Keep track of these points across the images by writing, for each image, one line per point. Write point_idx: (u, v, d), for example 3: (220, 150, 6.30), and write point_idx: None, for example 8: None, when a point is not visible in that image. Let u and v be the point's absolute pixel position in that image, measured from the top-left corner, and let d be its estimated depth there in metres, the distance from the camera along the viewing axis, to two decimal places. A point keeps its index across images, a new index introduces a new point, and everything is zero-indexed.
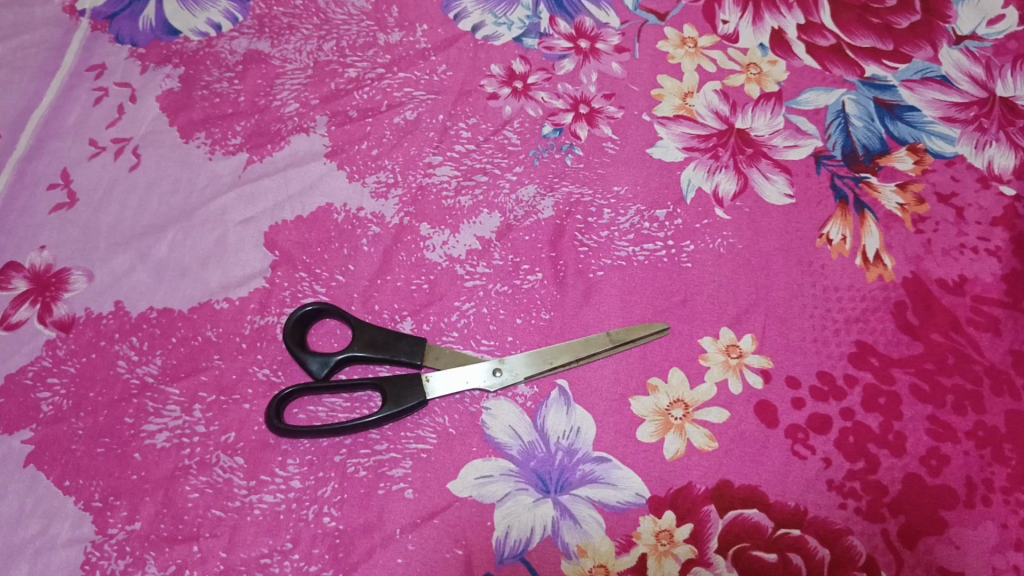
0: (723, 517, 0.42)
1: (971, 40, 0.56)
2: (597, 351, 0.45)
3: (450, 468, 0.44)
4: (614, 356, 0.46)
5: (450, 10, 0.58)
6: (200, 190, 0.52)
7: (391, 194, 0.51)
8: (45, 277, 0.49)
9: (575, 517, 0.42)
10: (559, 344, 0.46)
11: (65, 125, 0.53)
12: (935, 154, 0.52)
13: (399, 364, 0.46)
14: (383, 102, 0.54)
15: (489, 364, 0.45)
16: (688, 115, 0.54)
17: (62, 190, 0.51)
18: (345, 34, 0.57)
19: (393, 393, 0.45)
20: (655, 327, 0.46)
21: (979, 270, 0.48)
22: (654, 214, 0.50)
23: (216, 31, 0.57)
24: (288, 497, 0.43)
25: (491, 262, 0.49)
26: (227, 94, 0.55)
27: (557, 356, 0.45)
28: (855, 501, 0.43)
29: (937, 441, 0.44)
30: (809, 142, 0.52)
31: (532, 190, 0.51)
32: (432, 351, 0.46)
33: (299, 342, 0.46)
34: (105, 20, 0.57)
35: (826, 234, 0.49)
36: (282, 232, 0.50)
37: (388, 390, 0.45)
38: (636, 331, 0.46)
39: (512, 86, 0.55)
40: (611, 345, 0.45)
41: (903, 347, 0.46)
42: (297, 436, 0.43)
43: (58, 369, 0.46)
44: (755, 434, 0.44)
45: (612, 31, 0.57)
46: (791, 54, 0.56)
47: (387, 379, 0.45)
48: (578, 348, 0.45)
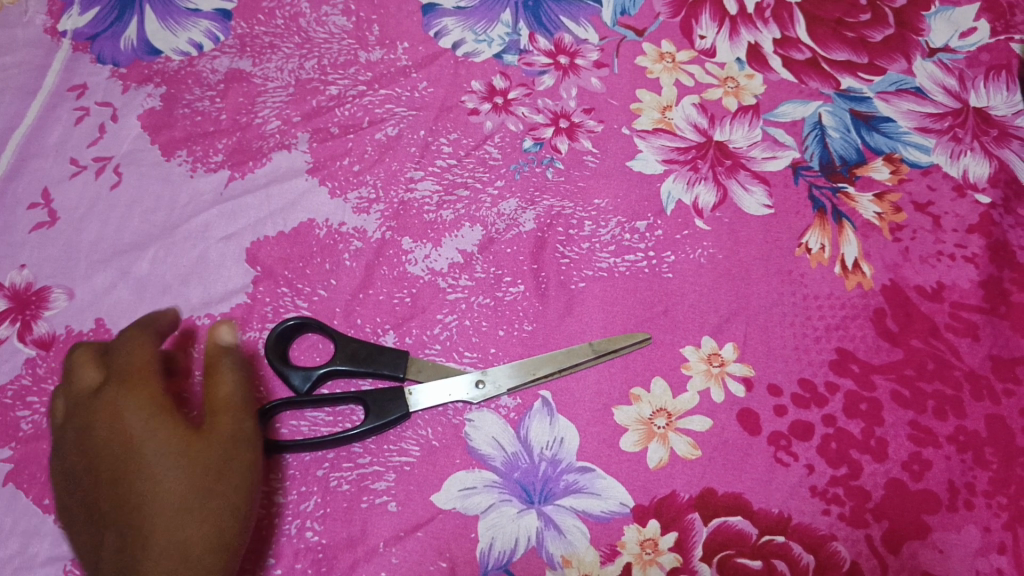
0: (708, 525, 0.42)
1: (944, 53, 0.57)
2: (579, 362, 0.45)
3: (434, 480, 0.43)
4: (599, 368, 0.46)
5: (431, 28, 0.58)
6: (182, 207, 0.52)
7: (372, 209, 0.51)
8: (25, 295, 0.49)
9: (560, 527, 0.42)
10: (541, 354, 0.46)
11: (46, 144, 0.54)
12: (912, 163, 0.53)
13: (380, 376, 0.46)
14: (365, 119, 0.55)
15: (474, 376, 0.45)
16: (667, 127, 0.54)
17: (43, 209, 0.52)
18: (326, 52, 0.57)
19: (376, 405, 0.45)
20: (640, 336, 0.46)
21: (957, 277, 0.49)
22: (635, 226, 0.51)
23: (198, 51, 0.57)
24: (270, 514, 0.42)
25: (473, 275, 0.49)
26: (209, 112, 0.55)
27: (539, 368, 0.45)
28: (839, 507, 0.43)
29: (919, 446, 0.44)
30: (787, 153, 0.53)
31: (514, 204, 0.52)
32: (415, 364, 0.46)
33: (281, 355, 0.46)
34: (86, 41, 0.57)
35: (805, 243, 0.50)
36: (264, 247, 0.50)
37: (371, 403, 0.45)
38: (619, 341, 0.46)
39: (492, 102, 0.55)
40: (594, 355, 0.46)
41: (883, 354, 0.46)
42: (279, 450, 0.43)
43: (38, 388, 0.46)
44: (738, 443, 0.44)
45: (591, 46, 0.57)
46: (768, 68, 0.56)
47: (370, 392, 0.45)
48: (560, 359, 0.46)
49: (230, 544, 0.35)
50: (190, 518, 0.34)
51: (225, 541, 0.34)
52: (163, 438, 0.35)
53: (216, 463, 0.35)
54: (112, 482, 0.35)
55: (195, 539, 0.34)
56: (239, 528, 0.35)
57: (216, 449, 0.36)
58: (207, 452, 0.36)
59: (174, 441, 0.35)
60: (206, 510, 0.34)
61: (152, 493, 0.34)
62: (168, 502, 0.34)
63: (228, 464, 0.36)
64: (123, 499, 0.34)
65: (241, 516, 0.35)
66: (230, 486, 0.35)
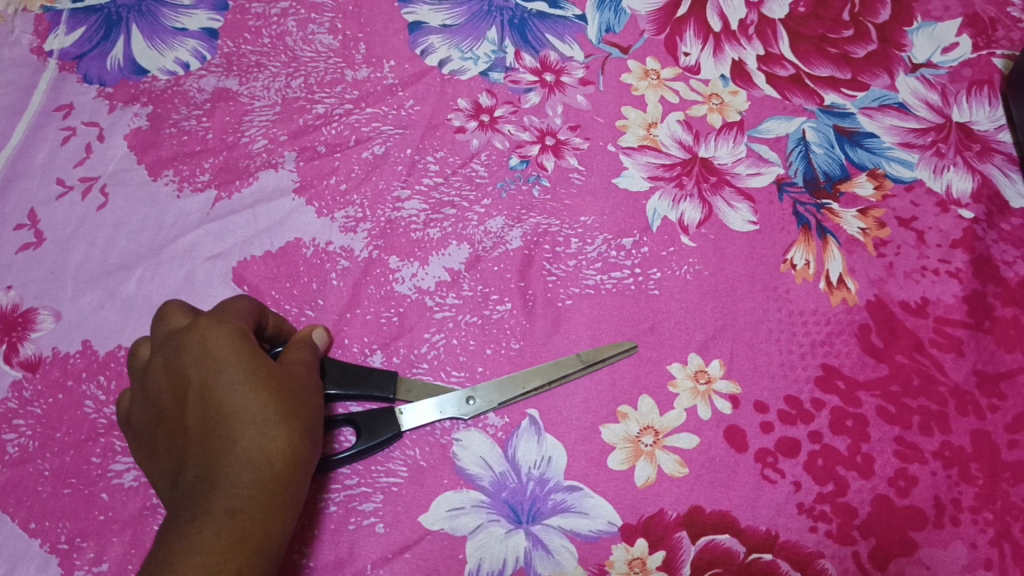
0: (695, 543, 0.43)
1: (926, 68, 0.57)
2: (568, 372, 0.46)
3: (422, 501, 0.43)
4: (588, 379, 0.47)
5: (417, 46, 0.59)
6: (169, 227, 0.52)
7: (359, 228, 0.52)
8: (11, 317, 0.49)
9: (548, 547, 0.43)
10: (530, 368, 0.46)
11: (33, 165, 0.54)
12: (896, 179, 0.53)
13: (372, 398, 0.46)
14: (352, 137, 0.55)
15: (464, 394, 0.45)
16: (652, 144, 0.54)
17: (29, 230, 0.51)
18: (313, 71, 0.57)
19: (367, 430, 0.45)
20: (627, 345, 0.47)
21: (941, 292, 0.49)
22: (621, 243, 0.51)
23: (184, 70, 0.57)
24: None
25: (460, 293, 0.49)
26: (196, 132, 0.55)
27: (528, 382, 0.46)
28: (825, 524, 0.43)
29: (905, 462, 0.44)
30: (772, 169, 0.53)
31: (501, 222, 0.52)
32: (404, 384, 0.46)
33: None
34: (73, 61, 0.57)
35: (790, 259, 0.50)
36: (251, 267, 0.50)
37: (363, 424, 0.45)
38: (606, 351, 0.47)
39: (479, 120, 0.56)
40: (583, 364, 0.46)
41: (868, 369, 0.47)
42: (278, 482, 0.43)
43: (24, 411, 0.46)
44: (725, 460, 0.44)
45: (577, 63, 0.58)
46: (752, 84, 0.57)
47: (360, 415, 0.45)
48: (549, 371, 0.46)
49: (286, 478, 0.37)
50: (265, 441, 0.37)
51: (289, 475, 0.37)
52: (253, 367, 0.39)
53: (291, 404, 0.39)
54: (203, 398, 0.38)
55: (270, 461, 0.37)
56: (301, 471, 0.38)
57: (292, 396, 0.39)
58: (286, 393, 0.39)
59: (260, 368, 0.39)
60: (279, 441, 0.37)
61: (239, 411, 0.37)
62: (251, 422, 0.37)
63: (300, 410, 0.39)
64: (211, 414, 0.38)
65: (305, 459, 0.38)
66: (301, 429, 0.39)
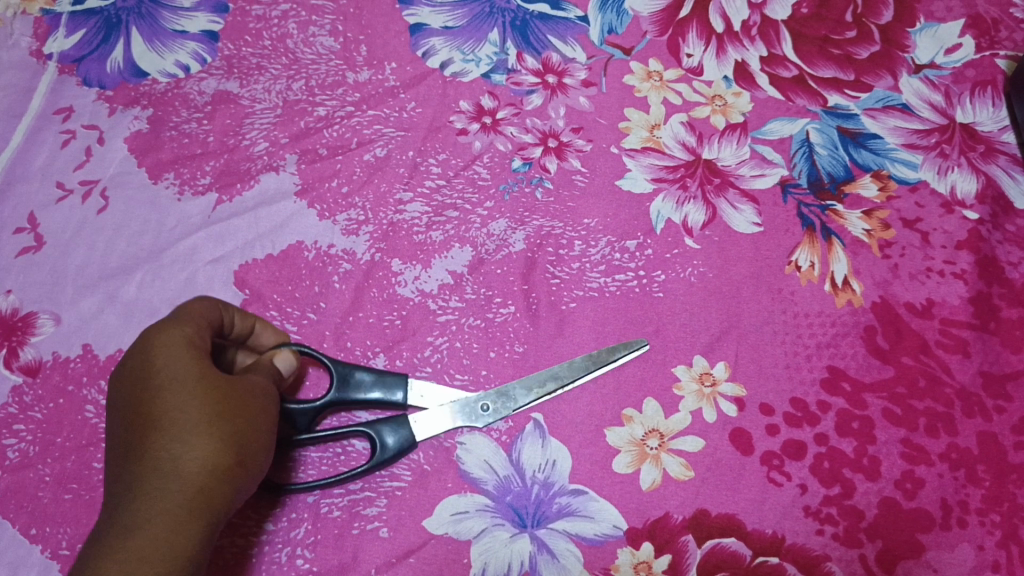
0: (701, 547, 0.42)
1: (930, 69, 0.57)
2: (577, 376, 0.46)
3: (426, 505, 0.43)
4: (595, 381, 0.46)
5: (419, 48, 0.58)
6: (169, 230, 0.51)
7: (362, 231, 0.51)
8: (11, 321, 0.48)
9: (553, 552, 0.42)
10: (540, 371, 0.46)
11: (32, 168, 0.53)
12: (900, 180, 0.53)
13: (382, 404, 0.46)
14: (353, 140, 0.55)
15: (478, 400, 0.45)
16: (656, 146, 0.54)
17: (29, 234, 0.51)
18: (314, 73, 0.57)
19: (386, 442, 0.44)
20: (637, 342, 0.47)
21: (946, 293, 0.49)
22: (624, 245, 0.51)
23: (185, 73, 0.57)
24: (260, 535, 0.42)
25: (463, 295, 0.49)
26: (196, 135, 0.54)
27: (543, 383, 0.45)
28: (832, 527, 0.43)
29: (911, 464, 0.44)
30: (775, 171, 0.53)
31: (504, 224, 0.52)
32: (417, 389, 0.46)
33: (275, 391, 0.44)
34: (72, 64, 0.57)
35: (795, 261, 0.50)
36: (252, 270, 0.50)
37: (377, 438, 0.44)
38: (614, 351, 0.46)
39: (481, 122, 0.55)
40: (592, 368, 0.46)
41: (874, 371, 0.46)
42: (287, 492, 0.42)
43: (24, 416, 0.45)
44: (731, 463, 0.44)
45: (579, 65, 0.57)
46: (755, 85, 0.56)
47: (378, 425, 0.44)
48: (560, 373, 0.46)
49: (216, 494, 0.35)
50: (179, 453, 0.35)
51: (200, 487, 0.35)
52: (179, 376, 0.37)
53: (218, 410, 0.37)
54: (131, 411, 0.37)
55: (176, 474, 0.35)
56: (223, 481, 0.36)
57: (224, 401, 0.37)
58: (216, 400, 0.37)
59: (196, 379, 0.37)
60: (191, 452, 0.35)
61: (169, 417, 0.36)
62: (165, 434, 0.36)
63: (230, 416, 0.37)
64: (135, 426, 0.37)
65: (228, 470, 0.36)
66: (224, 437, 0.36)
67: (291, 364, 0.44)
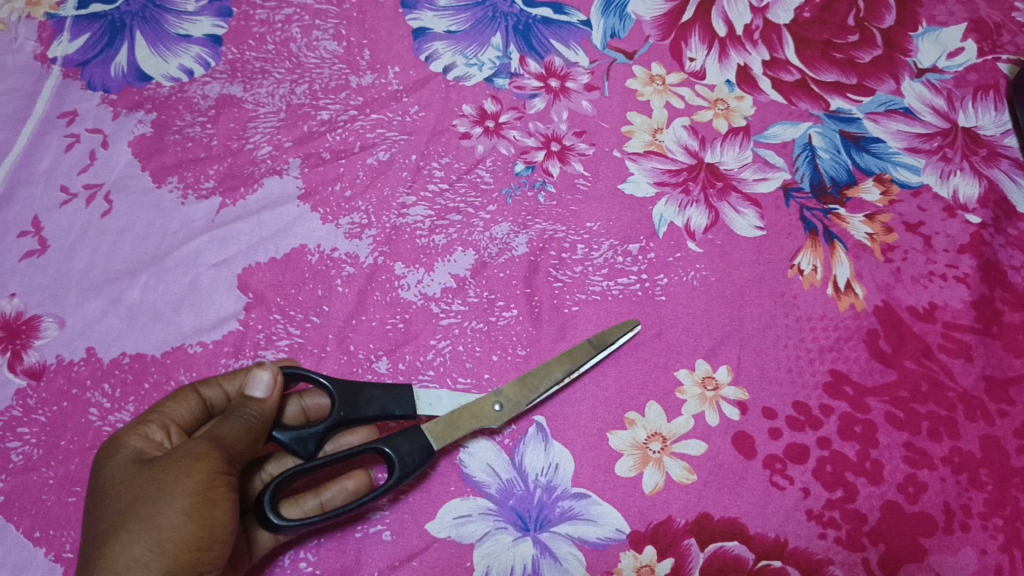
0: (704, 550, 0.42)
1: (932, 73, 0.57)
2: (585, 361, 0.45)
3: (429, 508, 0.43)
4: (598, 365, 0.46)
5: (422, 52, 0.59)
6: (173, 234, 0.52)
7: (365, 234, 0.51)
8: (15, 324, 0.49)
9: (556, 555, 0.42)
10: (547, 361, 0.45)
11: (36, 172, 0.53)
12: (902, 184, 0.53)
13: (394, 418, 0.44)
14: (357, 144, 0.55)
15: (489, 401, 0.44)
16: (658, 150, 0.54)
17: (33, 237, 0.51)
18: (317, 77, 0.57)
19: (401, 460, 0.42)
20: (631, 323, 0.47)
21: (949, 297, 0.49)
22: (627, 248, 0.51)
23: (188, 77, 0.57)
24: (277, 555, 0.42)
25: (466, 299, 0.49)
26: (200, 139, 0.55)
27: (548, 373, 0.45)
28: (835, 531, 0.43)
29: (914, 468, 0.44)
30: (778, 175, 0.53)
31: (506, 228, 0.52)
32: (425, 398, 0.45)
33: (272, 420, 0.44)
34: (77, 67, 0.57)
35: (798, 264, 0.50)
36: (256, 274, 0.50)
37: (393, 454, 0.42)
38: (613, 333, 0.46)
39: (484, 126, 0.55)
40: (597, 350, 0.46)
41: (877, 375, 0.46)
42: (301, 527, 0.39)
43: (28, 419, 0.46)
44: (733, 466, 0.44)
45: (582, 69, 0.58)
46: (758, 89, 0.56)
47: (392, 441, 0.42)
48: (568, 362, 0.45)
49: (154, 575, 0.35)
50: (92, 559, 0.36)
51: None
52: (114, 488, 0.38)
53: (133, 504, 0.37)
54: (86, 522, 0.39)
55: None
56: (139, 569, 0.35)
57: (142, 491, 0.37)
58: (133, 497, 0.37)
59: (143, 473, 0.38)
60: (105, 554, 0.36)
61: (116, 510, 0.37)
62: (93, 543, 0.37)
63: (143, 504, 0.37)
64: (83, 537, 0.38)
65: (140, 558, 0.36)
66: (133, 529, 0.36)
67: (265, 387, 0.41)
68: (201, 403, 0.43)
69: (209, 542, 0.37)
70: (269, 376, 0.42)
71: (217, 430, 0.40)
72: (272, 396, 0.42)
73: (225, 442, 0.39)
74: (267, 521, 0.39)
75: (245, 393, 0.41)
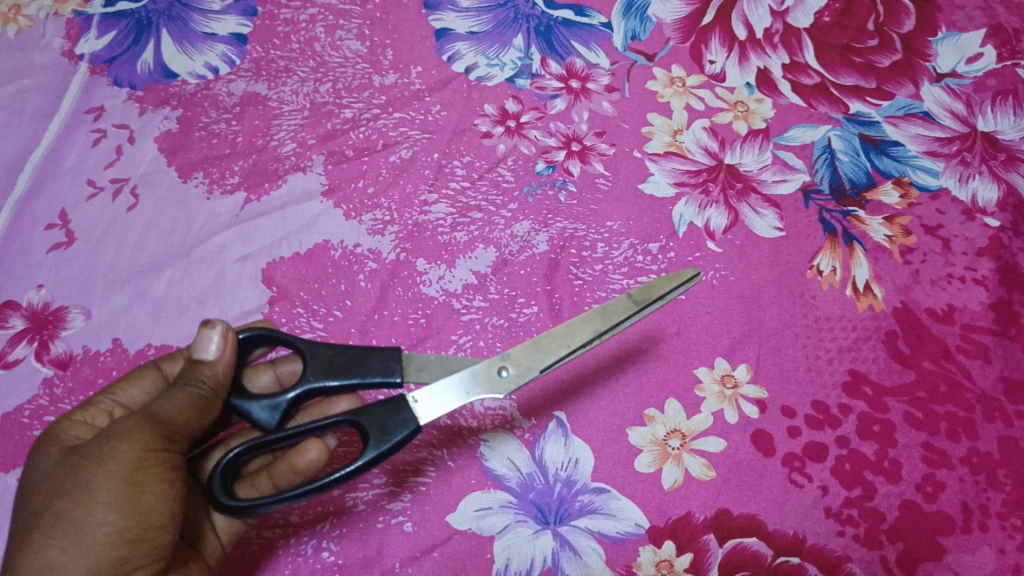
0: (723, 546, 0.43)
1: (951, 78, 0.58)
2: (620, 319, 0.40)
3: (450, 500, 0.43)
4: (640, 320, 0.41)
5: (444, 53, 0.59)
6: (198, 229, 0.52)
7: (387, 231, 0.52)
8: (42, 315, 0.49)
9: (576, 548, 0.43)
10: (573, 321, 0.41)
11: (63, 166, 0.54)
12: (921, 187, 0.53)
13: (371, 385, 0.42)
14: (380, 142, 0.55)
15: (496, 366, 0.41)
16: (678, 151, 0.55)
17: (60, 230, 0.52)
18: (341, 76, 0.58)
19: (377, 430, 0.39)
20: (688, 275, 0.41)
21: (967, 299, 0.49)
22: (647, 248, 0.51)
23: (214, 74, 0.58)
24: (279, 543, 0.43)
25: (487, 296, 0.50)
26: (225, 135, 0.55)
27: (577, 335, 0.40)
28: (853, 529, 0.43)
29: (932, 467, 0.44)
30: (797, 176, 0.53)
31: (527, 226, 0.52)
32: (414, 363, 0.42)
33: (236, 389, 0.42)
34: (104, 64, 0.58)
35: (817, 265, 0.50)
36: (279, 269, 0.51)
37: (369, 429, 0.39)
38: (662, 286, 0.41)
39: (505, 125, 0.56)
40: (635, 309, 0.40)
41: (895, 375, 0.47)
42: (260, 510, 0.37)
43: (55, 408, 0.46)
44: (752, 464, 0.44)
45: (603, 71, 0.58)
46: (777, 92, 0.57)
47: (364, 413, 0.40)
48: (596, 321, 0.40)
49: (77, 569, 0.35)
50: (18, 549, 0.35)
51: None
52: (45, 473, 0.38)
53: (59, 491, 0.36)
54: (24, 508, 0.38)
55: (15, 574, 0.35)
56: (62, 562, 0.35)
57: (68, 476, 0.36)
58: (59, 482, 0.36)
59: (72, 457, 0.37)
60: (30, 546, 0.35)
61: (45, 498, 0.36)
62: (22, 530, 0.36)
63: (67, 492, 0.36)
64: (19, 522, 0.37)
65: (64, 551, 0.35)
66: (58, 520, 0.35)
67: (216, 347, 0.40)
68: (162, 377, 0.43)
69: (141, 532, 0.36)
70: (219, 335, 0.40)
71: (156, 402, 0.38)
72: (224, 357, 0.40)
73: (161, 417, 0.38)
74: (219, 504, 0.37)
75: (196, 355, 0.40)
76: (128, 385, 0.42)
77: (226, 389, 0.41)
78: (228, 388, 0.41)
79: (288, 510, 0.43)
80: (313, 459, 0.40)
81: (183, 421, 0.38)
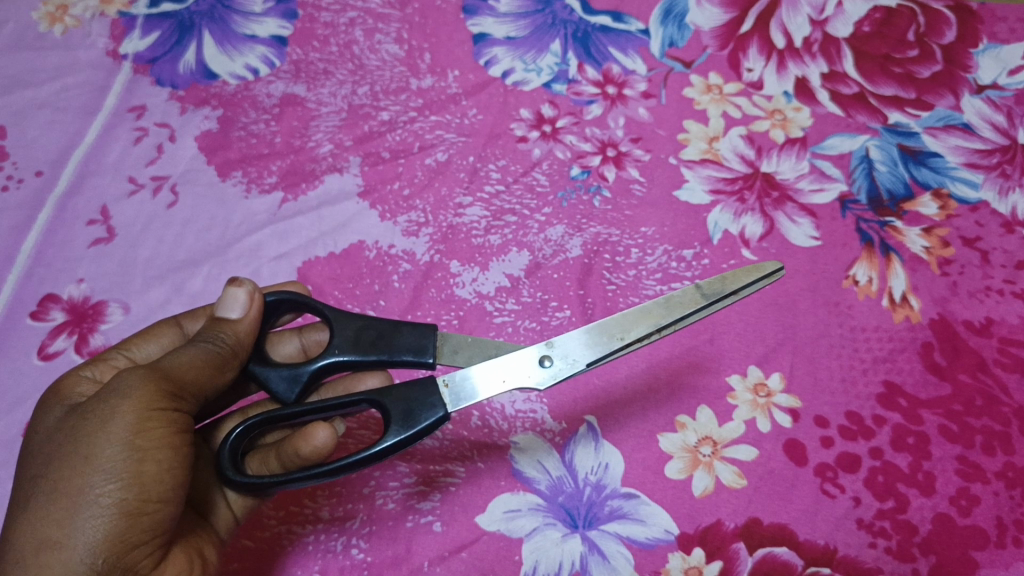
0: (753, 555, 0.42)
1: (992, 89, 0.57)
2: (686, 313, 0.38)
3: (480, 501, 0.44)
4: (706, 314, 0.39)
5: (481, 57, 0.59)
6: (236, 226, 0.53)
7: (422, 233, 0.52)
8: (82, 309, 0.50)
9: (604, 553, 0.43)
10: (632, 311, 0.39)
11: (105, 162, 0.55)
12: (960, 199, 0.53)
13: (401, 364, 0.41)
14: (416, 144, 0.56)
15: (535, 355, 0.39)
16: (714, 158, 0.55)
17: (101, 225, 0.53)
18: (379, 79, 0.58)
19: (399, 414, 0.38)
20: (768, 270, 0.39)
21: (1005, 312, 0.49)
22: (681, 254, 0.51)
23: (253, 76, 0.58)
24: (302, 535, 0.43)
25: (519, 299, 0.50)
26: (264, 135, 0.56)
27: (630, 330, 0.38)
28: (885, 541, 0.43)
29: (966, 481, 0.44)
30: (835, 186, 0.53)
31: (561, 230, 0.52)
32: (449, 344, 0.42)
33: (258, 357, 0.42)
34: (146, 64, 0.59)
35: (853, 275, 0.50)
36: (315, 267, 0.51)
37: (393, 411, 0.38)
38: (738, 279, 0.39)
39: (541, 130, 0.56)
40: (704, 303, 0.38)
41: (931, 388, 0.46)
42: (266, 489, 0.36)
43: None
44: (784, 473, 0.44)
45: (639, 77, 0.58)
46: (815, 101, 0.57)
47: (388, 395, 0.39)
48: (659, 314, 0.38)
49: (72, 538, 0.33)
50: (16, 519, 0.34)
51: (31, 550, 0.33)
52: (45, 437, 0.36)
53: (57, 457, 0.34)
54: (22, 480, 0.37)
55: (11, 543, 0.33)
56: (59, 534, 0.33)
57: (67, 442, 0.35)
58: (57, 448, 0.35)
59: (72, 419, 0.36)
60: (26, 512, 0.33)
61: (42, 463, 0.35)
62: (20, 497, 0.34)
63: (65, 459, 0.34)
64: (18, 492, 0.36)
65: (58, 518, 0.33)
66: (54, 489, 0.33)
67: (240, 306, 0.40)
68: (181, 335, 0.44)
69: (141, 505, 0.34)
70: (245, 295, 0.40)
71: (167, 359, 0.37)
72: (248, 316, 0.40)
73: (168, 376, 0.36)
74: (226, 478, 0.36)
75: (219, 314, 0.40)
76: (144, 341, 0.43)
77: (246, 351, 0.41)
78: (247, 352, 0.41)
79: (319, 506, 0.43)
80: (320, 445, 0.38)
81: (191, 379, 0.37)
